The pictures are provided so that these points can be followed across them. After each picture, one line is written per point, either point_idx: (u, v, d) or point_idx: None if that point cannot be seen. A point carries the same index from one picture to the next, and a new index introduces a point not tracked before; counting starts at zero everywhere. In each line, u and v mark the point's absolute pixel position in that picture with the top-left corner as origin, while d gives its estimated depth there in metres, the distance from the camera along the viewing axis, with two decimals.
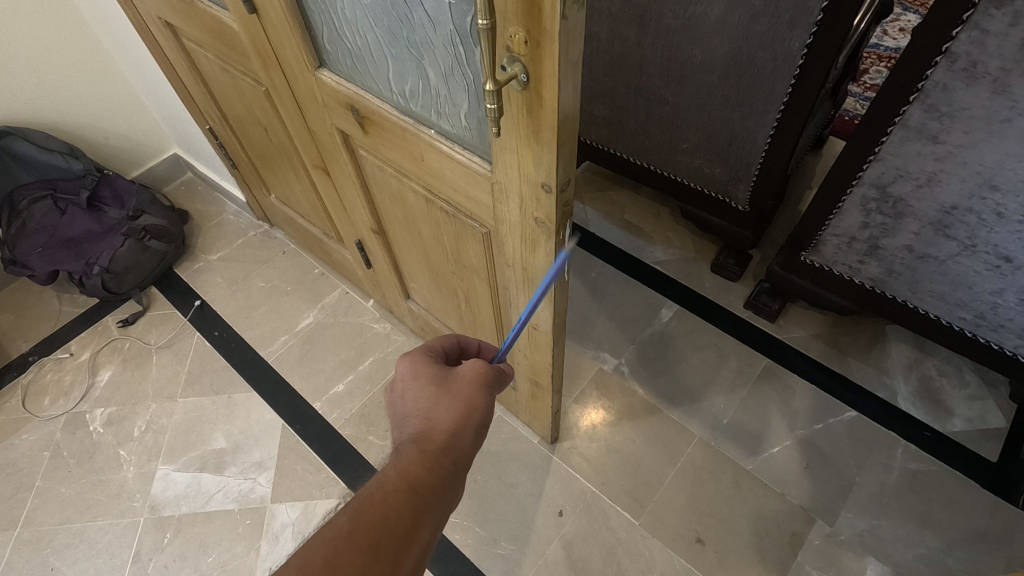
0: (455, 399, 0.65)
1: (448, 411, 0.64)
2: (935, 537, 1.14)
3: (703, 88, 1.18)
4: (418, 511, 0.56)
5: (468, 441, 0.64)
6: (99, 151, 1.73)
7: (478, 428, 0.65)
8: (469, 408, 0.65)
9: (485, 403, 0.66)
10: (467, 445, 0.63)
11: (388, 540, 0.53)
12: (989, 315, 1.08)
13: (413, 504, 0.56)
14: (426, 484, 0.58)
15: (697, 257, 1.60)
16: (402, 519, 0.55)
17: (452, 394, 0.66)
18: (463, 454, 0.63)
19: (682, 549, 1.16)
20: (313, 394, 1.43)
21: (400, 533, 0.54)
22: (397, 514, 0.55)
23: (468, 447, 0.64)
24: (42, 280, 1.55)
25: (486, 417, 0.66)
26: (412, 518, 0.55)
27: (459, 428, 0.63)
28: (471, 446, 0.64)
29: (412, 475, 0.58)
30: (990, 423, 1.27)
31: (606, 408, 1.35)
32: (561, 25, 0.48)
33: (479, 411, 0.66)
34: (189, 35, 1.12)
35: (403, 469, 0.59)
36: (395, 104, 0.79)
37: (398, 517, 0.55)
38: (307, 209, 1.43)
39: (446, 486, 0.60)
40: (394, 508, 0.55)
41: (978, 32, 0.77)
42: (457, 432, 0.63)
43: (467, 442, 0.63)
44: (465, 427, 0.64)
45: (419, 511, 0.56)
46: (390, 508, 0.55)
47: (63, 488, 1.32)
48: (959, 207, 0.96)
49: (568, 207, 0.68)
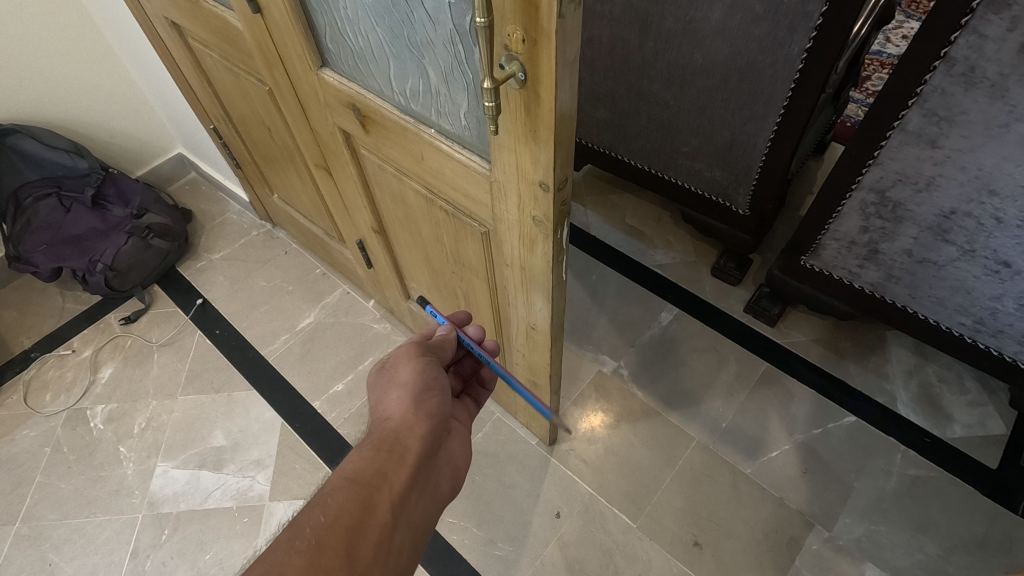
0: (388, 388, 0.67)
1: (389, 401, 0.65)
2: (934, 544, 1.13)
3: (703, 92, 1.19)
4: (366, 497, 0.56)
5: (413, 418, 0.64)
6: (105, 150, 1.75)
7: (421, 400, 0.65)
8: (402, 387, 0.66)
9: (418, 371, 0.67)
10: (413, 422, 0.63)
11: (335, 530, 0.52)
12: (988, 320, 1.08)
13: (360, 492, 0.56)
14: (372, 470, 0.58)
15: (697, 261, 1.61)
16: (349, 509, 0.54)
17: (385, 385, 0.67)
18: (412, 431, 0.63)
19: (680, 552, 1.16)
20: (313, 393, 1.44)
21: (348, 522, 0.53)
22: (342, 506, 0.54)
23: (418, 425, 0.63)
24: (44, 277, 1.57)
25: (426, 386, 0.67)
26: (359, 505, 0.55)
27: (404, 411, 0.64)
28: (420, 422, 0.64)
29: (358, 468, 0.59)
30: (990, 429, 1.27)
31: (605, 411, 1.35)
32: (557, 23, 0.48)
33: (414, 384, 0.66)
34: (195, 35, 1.13)
35: (349, 468, 0.59)
36: (396, 104, 0.80)
37: (343, 507, 0.54)
38: (309, 209, 1.44)
39: (399, 466, 0.59)
40: (336, 501, 0.55)
41: (976, 36, 0.77)
42: (397, 414, 0.64)
43: (410, 419, 0.64)
44: (404, 407, 0.64)
45: (368, 497, 0.56)
46: (333, 502, 0.55)
47: (63, 484, 1.33)
48: (958, 212, 0.96)
49: (565, 207, 0.69)
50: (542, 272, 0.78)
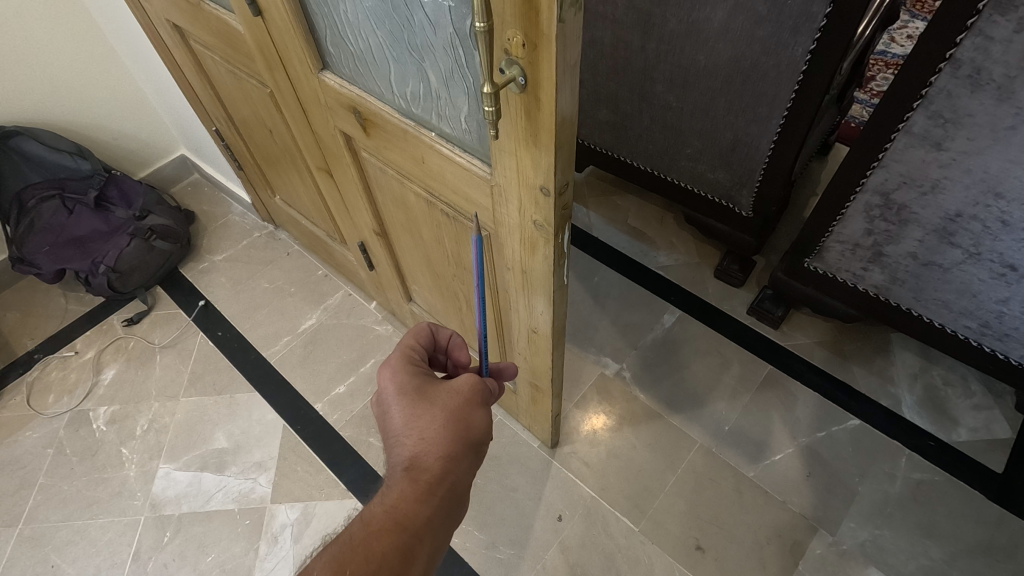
0: (443, 420, 0.63)
1: (443, 435, 0.62)
2: (939, 550, 1.13)
3: (706, 93, 1.18)
4: (410, 549, 0.56)
5: (462, 465, 0.63)
6: (108, 151, 1.75)
7: (472, 448, 0.64)
8: (458, 428, 0.63)
9: (475, 417, 0.65)
10: (462, 470, 0.62)
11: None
12: (994, 323, 1.07)
13: (405, 541, 0.56)
14: (417, 520, 0.57)
15: (700, 263, 1.60)
16: (392, 560, 0.54)
17: (440, 416, 0.63)
18: (458, 480, 0.62)
19: (682, 557, 1.15)
20: (315, 395, 1.44)
21: None
22: (386, 554, 0.54)
23: (463, 474, 0.63)
24: (48, 278, 1.58)
25: (480, 433, 0.65)
26: (403, 556, 0.55)
27: (455, 455, 0.62)
28: (467, 472, 0.63)
29: (405, 512, 0.57)
30: (996, 433, 1.25)
31: (608, 413, 1.35)
32: (558, 28, 0.48)
33: (472, 429, 0.64)
34: (197, 38, 1.13)
35: (393, 505, 0.58)
36: (397, 107, 0.80)
37: (387, 558, 0.54)
38: (311, 211, 1.44)
39: (442, 517, 0.59)
40: (379, 548, 0.54)
41: (982, 38, 0.77)
42: (450, 457, 0.62)
43: (461, 467, 0.62)
44: (457, 452, 0.62)
45: (411, 548, 0.56)
46: (376, 549, 0.54)
47: (65, 486, 1.33)
48: (964, 215, 0.95)
49: (567, 210, 0.68)
50: (544, 275, 0.78)
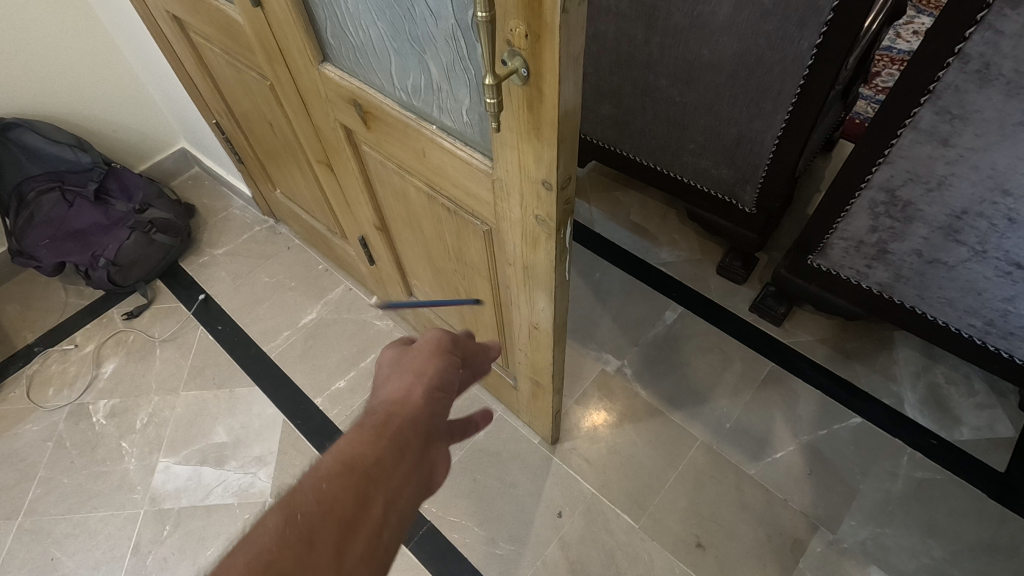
0: (404, 374, 0.62)
1: (402, 387, 0.60)
2: (941, 548, 1.12)
3: (711, 88, 1.17)
4: (363, 489, 0.50)
5: (423, 409, 0.58)
6: (108, 144, 1.74)
7: (434, 395, 0.60)
8: (417, 376, 0.61)
9: (437, 366, 0.62)
10: (422, 414, 0.58)
11: (328, 524, 0.47)
12: (999, 322, 1.06)
13: (356, 482, 0.50)
14: (370, 458, 0.52)
15: (703, 259, 1.59)
16: (344, 500, 0.49)
17: (401, 371, 0.62)
18: (419, 424, 0.57)
19: (682, 553, 1.15)
20: (315, 390, 1.43)
21: (343, 515, 0.48)
22: (336, 495, 0.49)
23: (426, 418, 0.58)
24: (47, 272, 1.56)
25: (443, 383, 0.62)
26: (354, 497, 0.49)
27: (415, 401, 0.59)
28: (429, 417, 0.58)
29: (356, 452, 0.53)
30: (999, 432, 1.25)
31: (608, 410, 1.34)
32: (562, 18, 0.47)
33: (432, 376, 0.61)
34: (197, 29, 1.12)
35: (346, 450, 0.53)
36: (398, 100, 0.79)
37: (336, 498, 0.49)
38: (312, 205, 1.43)
39: (400, 459, 0.54)
40: (329, 489, 0.49)
41: (992, 32, 0.75)
42: (408, 402, 0.58)
43: (423, 409, 0.58)
44: (416, 398, 0.59)
45: (365, 488, 0.50)
46: (327, 490, 0.49)
47: (65, 478, 1.33)
48: (970, 212, 0.94)
49: (569, 204, 0.67)
50: (545, 271, 0.77)
